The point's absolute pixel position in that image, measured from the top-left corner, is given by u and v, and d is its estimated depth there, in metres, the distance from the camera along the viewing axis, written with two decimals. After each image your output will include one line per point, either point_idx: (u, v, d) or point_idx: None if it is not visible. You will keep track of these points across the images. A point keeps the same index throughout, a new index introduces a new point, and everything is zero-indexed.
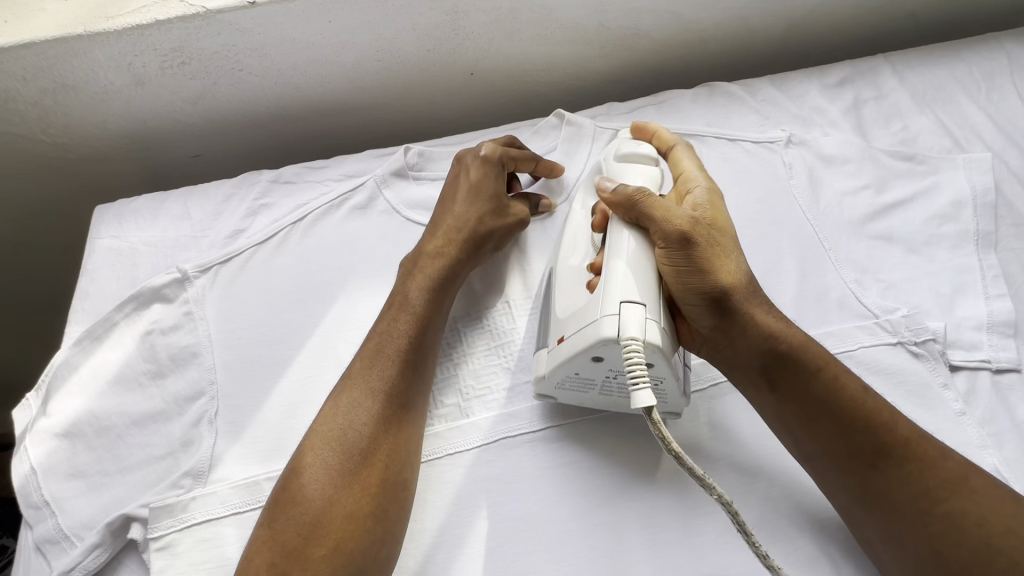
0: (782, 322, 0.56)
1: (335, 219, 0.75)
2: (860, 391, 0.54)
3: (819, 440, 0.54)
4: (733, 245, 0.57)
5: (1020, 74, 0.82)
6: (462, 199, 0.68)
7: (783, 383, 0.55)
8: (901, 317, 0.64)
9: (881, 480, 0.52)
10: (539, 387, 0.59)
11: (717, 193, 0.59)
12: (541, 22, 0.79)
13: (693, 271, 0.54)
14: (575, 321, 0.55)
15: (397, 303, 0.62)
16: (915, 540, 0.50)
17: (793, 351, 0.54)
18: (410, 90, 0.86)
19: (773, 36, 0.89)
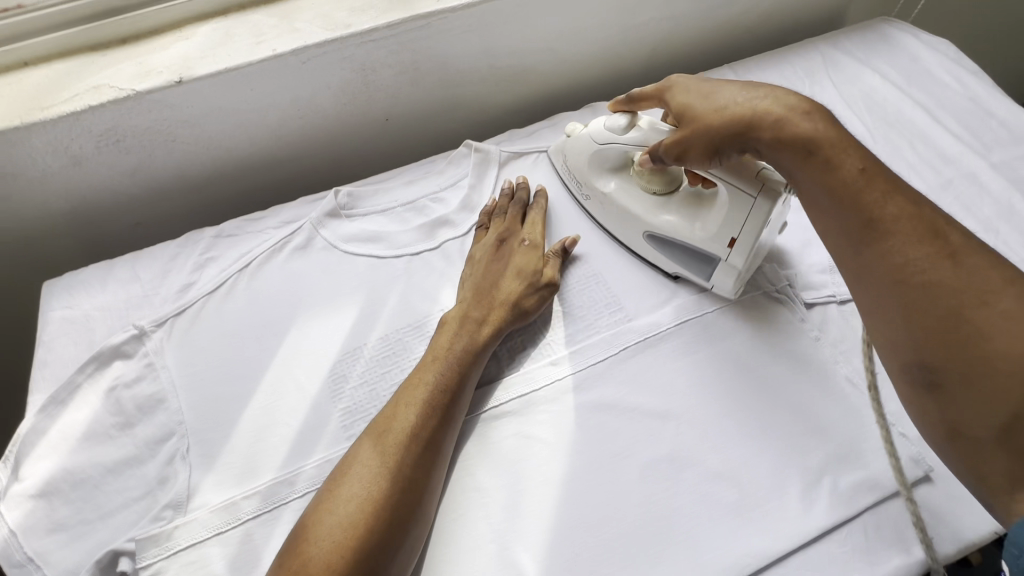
0: (778, 107, 0.62)
1: (279, 261, 0.84)
2: (855, 176, 0.57)
3: (826, 223, 0.59)
4: (710, 93, 0.68)
5: (832, 68, 1.02)
6: (508, 278, 0.76)
7: (797, 172, 0.61)
8: (763, 272, 0.79)
9: (871, 250, 0.55)
10: (734, 283, 0.74)
11: (671, 86, 0.73)
12: (439, 71, 0.92)
13: (715, 137, 0.65)
14: (730, 220, 0.72)
15: (439, 354, 0.69)
16: (889, 311, 0.53)
17: (788, 141, 0.61)
18: (334, 142, 0.96)
19: (640, 60, 1.06)
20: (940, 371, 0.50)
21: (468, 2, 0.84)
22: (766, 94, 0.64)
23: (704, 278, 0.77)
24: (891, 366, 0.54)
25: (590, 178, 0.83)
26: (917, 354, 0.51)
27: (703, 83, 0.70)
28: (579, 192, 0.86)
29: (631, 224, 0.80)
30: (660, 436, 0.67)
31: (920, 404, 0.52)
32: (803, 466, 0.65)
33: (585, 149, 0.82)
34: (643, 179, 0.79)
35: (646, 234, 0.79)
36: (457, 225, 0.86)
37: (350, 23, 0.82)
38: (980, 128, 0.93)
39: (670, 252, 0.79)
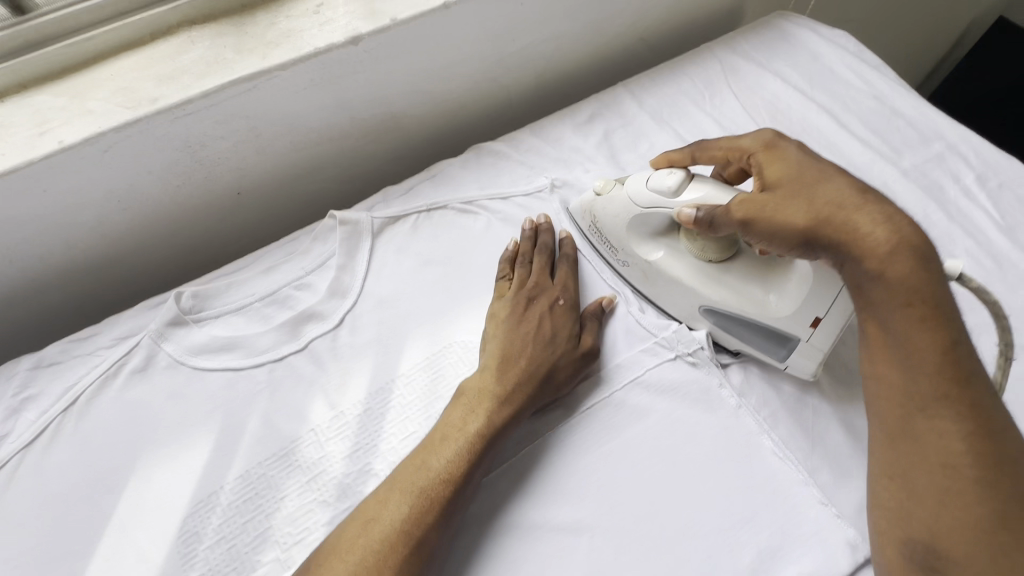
0: (883, 232, 0.51)
1: (112, 393, 0.69)
2: (929, 340, 0.49)
3: (893, 374, 0.51)
4: (811, 177, 0.56)
5: (732, 76, 0.94)
6: (524, 345, 0.66)
7: (878, 308, 0.51)
8: (672, 333, 0.70)
9: (929, 423, 0.48)
10: (817, 365, 0.64)
11: (767, 150, 0.61)
12: (287, 133, 0.79)
13: (786, 228, 0.55)
14: (811, 300, 0.60)
15: (447, 430, 0.60)
16: (926, 490, 0.48)
17: (882, 278, 0.50)
18: (177, 227, 0.81)
19: (527, 86, 0.94)
20: (946, 562, 0.46)
21: (301, 55, 0.71)
22: (876, 208, 0.52)
23: (778, 358, 0.66)
24: (889, 536, 0.50)
25: (631, 245, 0.72)
26: (931, 536, 0.47)
27: (807, 160, 0.58)
28: (616, 258, 0.75)
29: (684, 297, 0.70)
30: (572, 557, 0.58)
31: None
32: (734, 569, 0.57)
33: (624, 211, 0.71)
34: (696, 249, 0.68)
35: (702, 307, 0.69)
36: (327, 316, 0.73)
37: (157, 96, 0.68)
38: (887, 129, 0.87)
39: (735, 331, 0.67)
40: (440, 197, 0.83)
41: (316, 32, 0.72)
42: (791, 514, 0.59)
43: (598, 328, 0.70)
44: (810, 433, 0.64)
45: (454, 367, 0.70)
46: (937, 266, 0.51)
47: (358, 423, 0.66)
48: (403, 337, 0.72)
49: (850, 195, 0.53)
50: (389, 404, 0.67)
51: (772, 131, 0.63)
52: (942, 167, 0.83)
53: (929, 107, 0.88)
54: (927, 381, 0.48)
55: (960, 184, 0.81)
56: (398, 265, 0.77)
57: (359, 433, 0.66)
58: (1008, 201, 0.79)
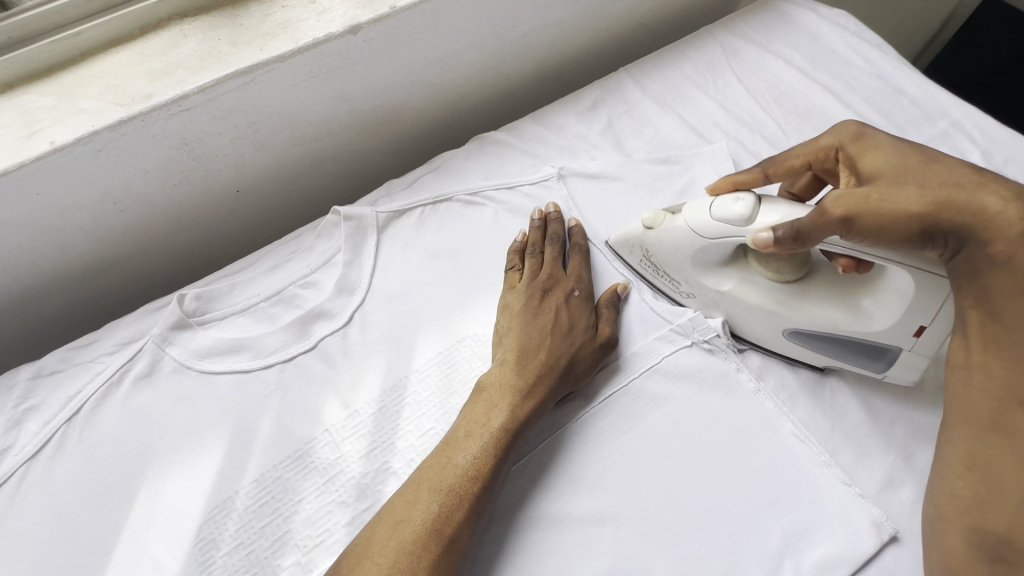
0: (1015, 208, 0.51)
1: (117, 399, 0.67)
2: None
3: (992, 365, 0.51)
4: (912, 168, 0.55)
5: (734, 59, 0.93)
6: (542, 339, 0.65)
7: (993, 297, 0.51)
8: (688, 321, 0.69)
9: (1018, 421, 0.49)
10: (920, 372, 0.62)
11: (857, 142, 0.60)
12: (286, 128, 0.77)
13: (907, 214, 0.53)
14: (912, 316, 0.57)
15: (470, 426, 0.59)
16: (1010, 480, 0.48)
17: (1009, 262, 0.50)
18: (176, 228, 0.79)
19: (528, 74, 0.93)
20: (1018, 553, 0.47)
21: (299, 46, 0.69)
22: (989, 190, 0.52)
23: (877, 369, 0.64)
24: (956, 524, 0.51)
25: (697, 277, 0.68)
26: (1007, 529, 0.47)
27: (902, 148, 0.57)
28: (679, 292, 0.71)
29: (764, 323, 0.66)
30: (598, 548, 0.57)
31: (964, 563, 0.49)
32: (761, 553, 0.57)
33: (685, 243, 0.66)
34: (770, 271, 0.64)
35: (786, 331, 0.65)
36: (335, 314, 0.72)
37: (150, 92, 0.65)
38: (891, 108, 0.87)
39: (822, 349, 0.64)
40: (445, 189, 0.81)
41: (313, 22, 0.70)
42: (814, 496, 0.59)
43: (615, 316, 0.70)
44: (829, 414, 0.64)
45: (468, 361, 0.69)
46: None
47: (374, 421, 0.65)
48: (415, 332, 0.70)
49: (964, 179, 0.53)
50: (404, 402, 0.66)
51: (855, 123, 0.62)
52: (947, 144, 0.83)
53: (931, 85, 0.88)
54: (1021, 377, 0.49)
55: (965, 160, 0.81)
56: (406, 260, 0.76)
57: (375, 432, 0.64)
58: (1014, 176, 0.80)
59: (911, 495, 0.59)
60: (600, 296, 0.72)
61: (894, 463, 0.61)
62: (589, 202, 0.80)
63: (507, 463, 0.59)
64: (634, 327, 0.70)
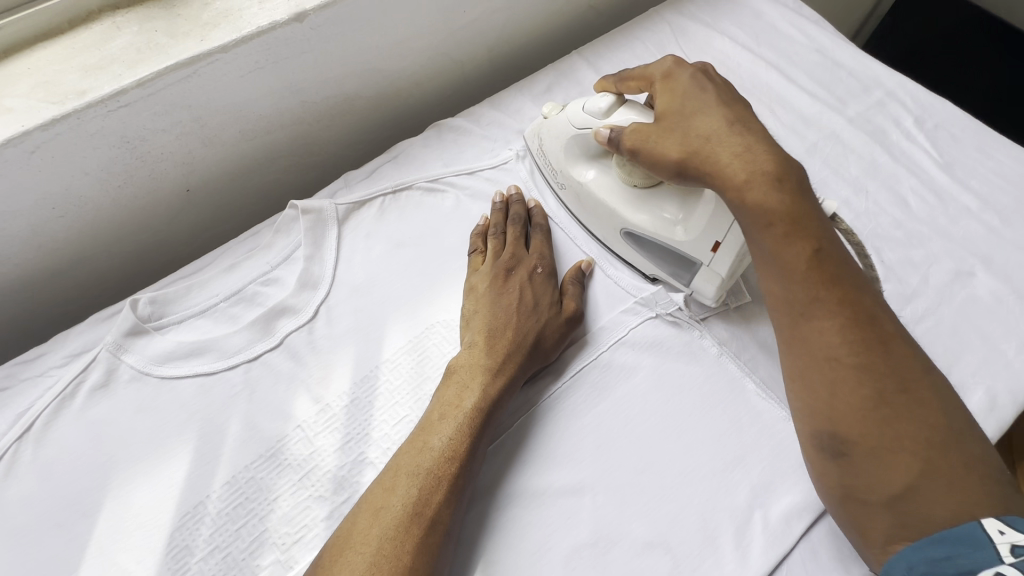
0: (740, 163, 0.54)
1: (72, 412, 0.64)
2: (807, 262, 0.52)
3: (778, 285, 0.54)
4: (688, 110, 0.59)
5: (682, 38, 0.95)
6: (509, 316, 0.66)
7: (753, 234, 0.55)
8: (651, 294, 0.71)
9: (812, 324, 0.52)
10: (718, 291, 0.67)
11: (664, 80, 0.63)
12: (234, 122, 0.74)
13: (653, 158, 0.60)
14: (712, 226, 0.64)
15: (441, 411, 0.59)
16: (820, 383, 0.51)
17: (747, 205, 0.54)
18: (122, 231, 0.76)
19: (482, 60, 0.93)
20: (849, 444, 0.49)
21: (243, 35, 0.66)
22: (743, 143, 0.55)
23: (684, 282, 0.70)
24: (802, 432, 0.53)
25: (568, 166, 0.75)
26: (833, 425, 0.50)
27: (693, 90, 0.60)
28: (555, 180, 0.78)
29: (606, 223, 0.73)
30: (577, 517, 0.59)
31: (825, 470, 0.52)
32: (732, 508, 0.59)
33: (563, 133, 0.73)
34: (624, 172, 0.70)
35: (623, 231, 0.72)
36: (300, 309, 0.70)
37: (85, 88, 0.62)
38: (831, 81, 0.91)
39: (653, 253, 0.71)
40: (404, 177, 0.80)
41: (256, 11, 0.68)
42: (779, 450, 0.62)
43: (580, 291, 0.71)
44: None
45: (439, 347, 0.69)
46: (796, 183, 0.54)
47: (347, 413, 0.64)
48: (383, 322, 0.70)
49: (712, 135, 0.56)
50: (376, 392, 0.66)
51: (672, 59, 0.64)
52: (883, 113, 0.87)
53: (867, 58, 0.93)
54: (803, 292, 0.52)
55: (901, 127, 0.86)
56: (370, 251, 0.75)
57: (349, 423, 0.64)
58: (944, 140, 0.85)
59: None
60: (564, 273, 0.73)
61: None
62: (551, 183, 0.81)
63: (483, 443, 0.59)
64: (598, 302, 0.72)
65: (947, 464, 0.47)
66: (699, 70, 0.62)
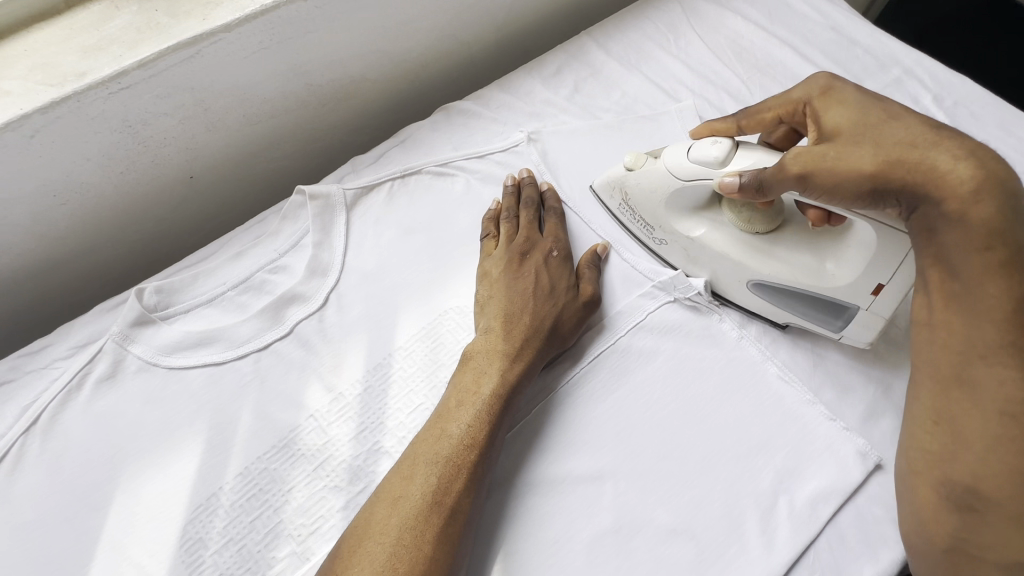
0: (965, 167, 0.50)
1: (78, 404, 0.62)
2: (1000, 300, 0.49)
3: (956, 323, 0.51)
4: (877, 121, 0.55)
5: (694, 18, 0.93)
6: (527, 301, 0.64)
7: (950, 256, 0.51)
8: (669, 277, 0.69)
9: (988, 371, 0.49)
10: (876, 334, 0.62)
11: (822, 97, 0.60)
12: (238, 106, 0.72)
13: (835, 180, 0.54)
14: (876, 273, 0.57)
15: (458, 397, 0.58)
16: (975, 435, 0.49)
17: (963, 221, 0.50)
18: (125, 220, 0.74)
19: (489, 41, 0.90)
20: (985, 502, 0.49)
21: (246, 13, 0.64)
22: (949, 151, 0.51)
23: (834, 329, 0.64)
24: (924, 477, 0.52)
25: (671, 222, 0.69)
26: (973, 481, 0.49)
27: (866, 101, 0.57)
28: (651, 238, 0.71)
29: (733, 280, 0.67)
30: (599, 505, 0.57)
31: (935, 516, 0.51)
32: (756, 493, 0.58)
33: (663, 184, 0.67)
34: (740, 219, 0.65)
35: (752, 285, 0.66)
36: (310, 297, 0.69)
37: (84, 69, 0.60)
38: (847, 59, 0.89)
39: (788, 307, 0.65)
40: (413, 161, 0.78)
41: None
42: (802, 433, 0.61)
43: (598, 275, 0.69)
44: (811, 355, 0.66)
45: (452, 333, 0.67)
46: (1018, 208, 0.50)
47: (361, 402, 0.63)
48: (395, 309, 0.68)
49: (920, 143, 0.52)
50: (390, 379, 0.64)
51: (825, 76, 0.61)
52: (901, 91, 0.85)
53: (883, 35, 0.91)
54: (997, 333, 0.49)
55: (920, 105, 0.84)
56: (380, 237, 0.73)
57: (363, 412, 0.62)
58: (964, 117, 0.83)
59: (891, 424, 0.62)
60: (580, 257, 0.72)
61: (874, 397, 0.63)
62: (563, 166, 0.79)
63: (502, 430, 0.58)
64: (615, 286, 0.70)
65: None
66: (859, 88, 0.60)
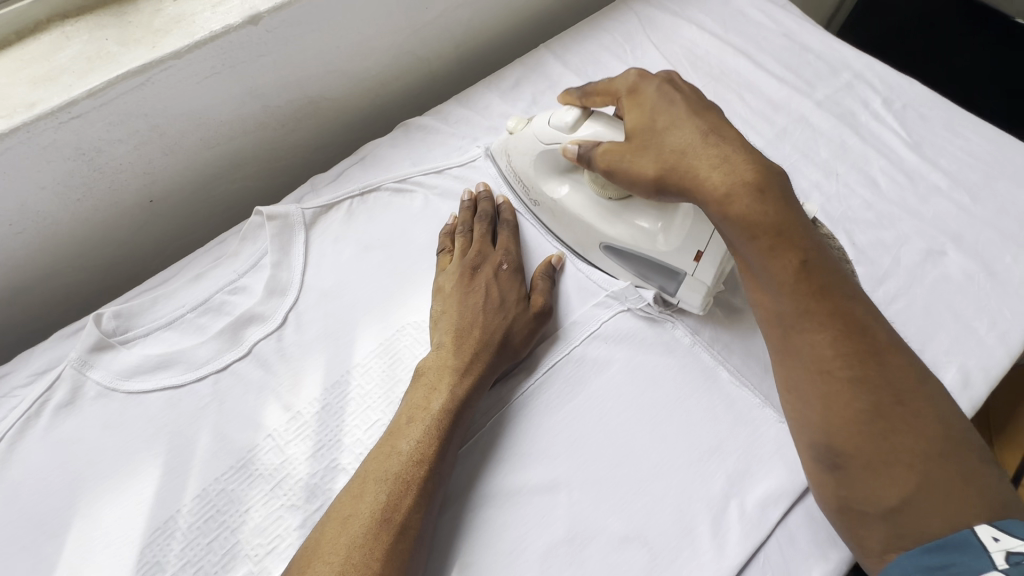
0: (718, 176, 0.51)
1: (37, 432, 0.62)
2: (789, 276, 0.50)
3: (767, 295, 0.53)
4: (659, 125, 0.55)
5: (650, 28, 0.95)
6: (477, 314, 0.65)
7: (737, 245, 0.53)
8: (622, 287, 0.70)
9: (802, 337, 0.51)
10: (704, 297, 0.66)
11: (630, 96, 0.59)
12: (195, 130, 0.73)
13: (716, 192, 0.51)
14: (693, 238, 0.62)
15: (409, 415, 0.59)
16: (813, 396, 0.50)
17: (729, 218, 0.51)
18: (86, 245, 0.75)
19: (449, 57, 0.92)
20: (845, 457, 0.49)
21: (196, 40, 0.65)
22: (722, 151, 0.51)
23: (670, 291, 0.68)
24: (800, 441, 0.53)
25: (539, 182, 0.72)
26: (828, 439, 0.50)
27: (659, 103, 0.56)
28: (528, 198, 0.75)
29: (586, 236, 0.71)
30: (553, 514, 0.58)
31: (823, 480, 0.52)
32: (708, 498, 0.59)
33: (532, 149, 0.70)
34: (596, 184, 0.67)
35: (601, 245, 0.70)
36: (268, 317, 0.69)
37: (34, 100, 0.61)
38: (800, 65, 0.91)
39: (630, 263, 0.69)
40: (372, 178, 0.79)
41: (209, 15, 0.67)
42: (754, 437, 0.62)
43: (551, 286, 0.70)
44: (763, 359, 0.67)
45: (409, 348, 0.68)
46: (781, 189, 0.51)
47: (318, 420, 0.64)
48: (352, 326, 0.69)
49: (740, 183, 0.50)
50: (347, 397, 0.65)
51: (636, 72, 0.60)
52: (852, 95, 0.87)
53: (835, 41, 0.93)
54: (793, 305, 0.50)
55: (870, 109, 0.86)
56: (338, 255, 0.74)
57: (320, 430, 0.63)
58: (913, 119, 0.85)
59: None
60: (535, 269, 0.73)
61: None
62: None
63: (454, 445, 0.59)
64: (569, 297, 0.71)
65: (949, 476, 0.46)
66: (664, 80, 0.58)
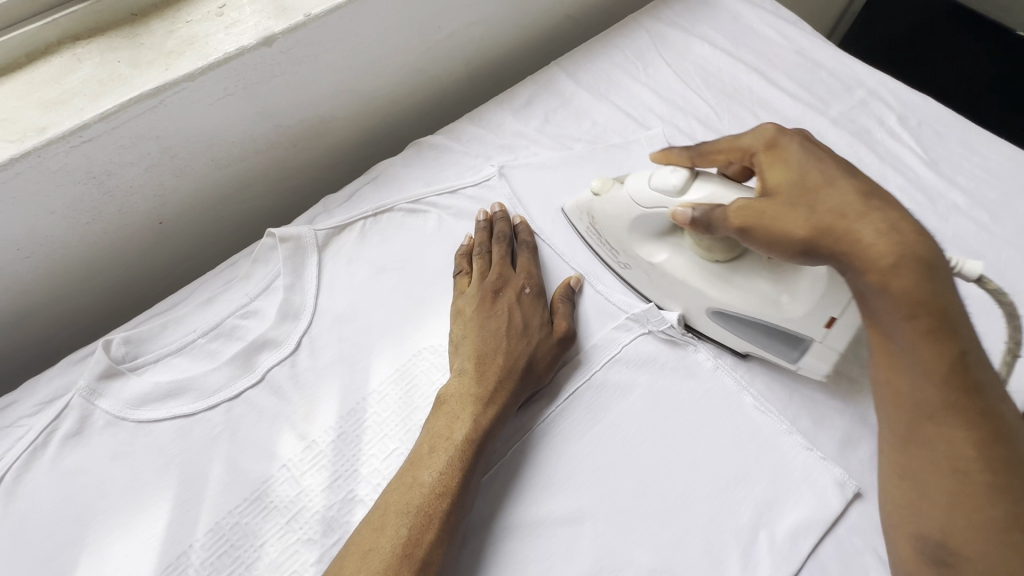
0: (887, 244, 0.45)
1: (43, 463, 0.60)
2: (932, 366, 0.45)
3: (900, 379, 0.48)
4: (812, 181, 0.51)
5: (662, 45, 0.94)
6: (501, 341, 0.64)
7: (882, 316, 0.47)
8: (642, 310, 0.69)
9: (936, 430, 0.46)
10: (831, 365, 0.61)
11: (768, 151, 0.56)
12: (206, 151, 0.72)
13: (873, 266, 0.46)
14: (823, 301, 0.57)
15: (430, 445, 0.57)
16: (937, 491, 0.46)
17: (887, 292, 0.46)
18: (94, 268, 0.73)
19: (460, 75, 0.91)
20: (956, 557, 0.44)
21: (210, 61, 0.64)
22: (886, 220, 0.47)
23: (790, 359, 0.63)
24: (901, 528, 0.48)
25: (633, 245, 0.68)
26: (943, 535, 0.45)
27: (807, 160, 0.53)
28: (618, 262, 0.71)
29: (692, 303, 0.66)
30: (578, 547, 0.56)
31: (925, 574, 0.46)
32: (736, 528, 0.57)
33: (626, 210, 0.66)
34: (702, 248, 0.64)
35: (709, 310, 0.65)
36: (281, 342, 0.68)
37: (45, 124, 0.59)
38: (812, 82, 0.90)
39: (743, 332, 0.65)
40: (385, 199, 0.78)
41: (223, 36, 0.66)
42: (781, 464, 0.61)
43: (571, 309, 0.69)
44: (786, 383, 0.66)
45: (427, 374, 0.66)
46: (945, 276, 0.46)
47: (334, 450, 0.62)
48: (369, 350, 0.68)
49: (911, 258, 0.45)
50: (364, 425, 0.63)
51: (774, 126, 0.57)
52: (866, 112, 0.87)
53: (847, 58, 0.92)
54: (936, 394, 0.45)
55: (885, 126, 0.85)
56: (352, 278, 0.72)
57: (336, 460, 0.61)
58: (928, 136, 0.84)
59: (868, 451, 0.62)
60: (553, 291, 0.71)
61: (850, 423, 0.63)
62: (535, 198, 0.80)
63: (476, 477, 0.57)
64: (588, 320, 0.70)
65: None
66: (804, 138, 0.55)
